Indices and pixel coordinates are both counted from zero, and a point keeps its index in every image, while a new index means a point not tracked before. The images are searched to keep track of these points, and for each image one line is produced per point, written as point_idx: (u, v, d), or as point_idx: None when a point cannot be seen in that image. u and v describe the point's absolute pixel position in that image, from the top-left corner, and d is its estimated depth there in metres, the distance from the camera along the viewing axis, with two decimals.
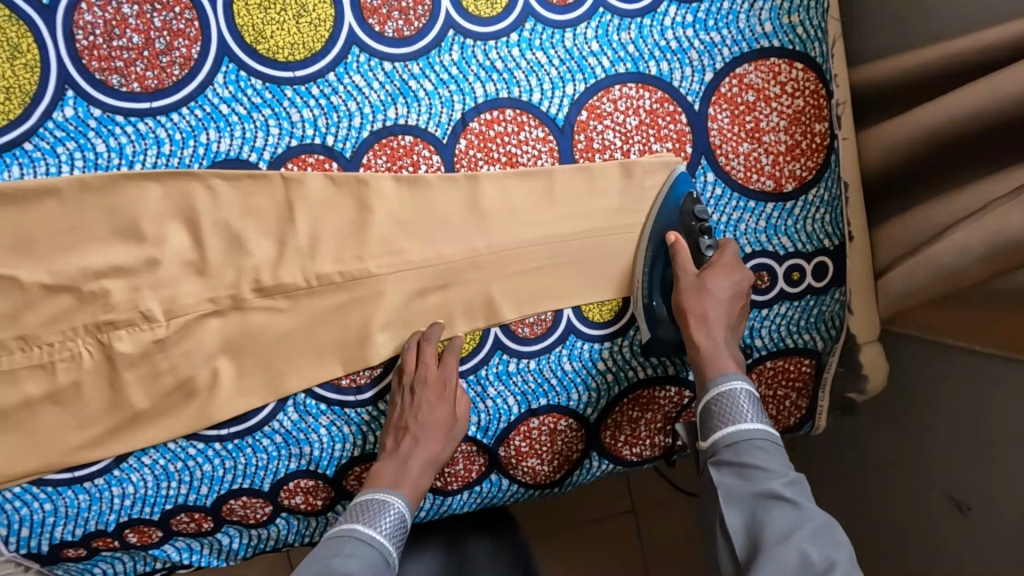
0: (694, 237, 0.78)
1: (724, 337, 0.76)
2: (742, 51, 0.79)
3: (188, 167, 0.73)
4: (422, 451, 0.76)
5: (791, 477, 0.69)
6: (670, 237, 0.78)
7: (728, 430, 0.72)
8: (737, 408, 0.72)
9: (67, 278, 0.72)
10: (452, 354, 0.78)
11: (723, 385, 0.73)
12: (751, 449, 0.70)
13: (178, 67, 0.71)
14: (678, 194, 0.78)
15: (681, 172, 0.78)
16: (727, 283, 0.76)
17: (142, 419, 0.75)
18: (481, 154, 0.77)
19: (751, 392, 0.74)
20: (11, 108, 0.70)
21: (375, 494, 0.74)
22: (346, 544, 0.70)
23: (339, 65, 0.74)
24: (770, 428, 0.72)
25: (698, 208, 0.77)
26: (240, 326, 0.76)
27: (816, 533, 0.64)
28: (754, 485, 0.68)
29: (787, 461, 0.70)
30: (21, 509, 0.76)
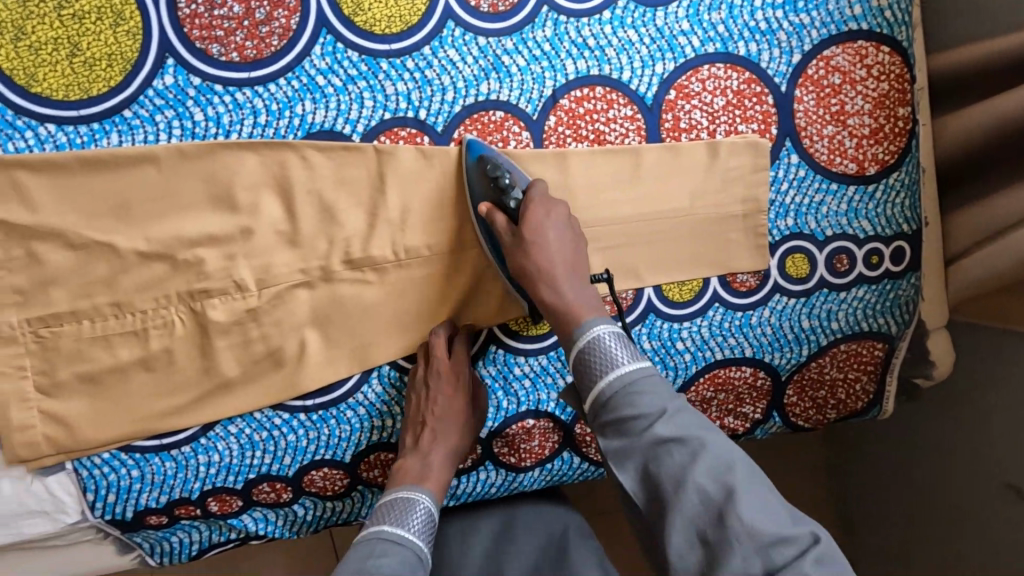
0: (499, 196, 0.74)
1: (568, 281, 0.72)
2: (831, 33, 0.79)
3: (284, 138, 0.73)
4: (442, 443, 0.77)
5: (670, 411, 0.63)
6: (483, 208, 0.74)
7: (600, 388, 0.65)
8: (607, 357, 0.66)
9: (163, 246, 0.73)
10: (460, 343, 0.79)
11: (583, 339, 0.67)
12: (630, 395, 0.64)
13: (276, 38, 0.72)
14: (474, 161, 0.75)
15: (472, 141, 0.75)
16: (541, 218, 0.72)
17: (231, 386, 0.77)
18: (569, 131, 0.78)
19: (613, 332, 0.68)
20: (111, 75, 0.70)
21: (398, 493, 0.74)
22: (376, 545, 0.69)
23: (434, 39, 0.74)
24: (640, 364, 0.65)
25: (492, 165, 0.73)
26: (328, 297, 0.77)
27: (713, 462, 0.60)
28: (636, 438, 0.62)
29: (666, 392, 0.64)
30: (108, 475, 0.77)
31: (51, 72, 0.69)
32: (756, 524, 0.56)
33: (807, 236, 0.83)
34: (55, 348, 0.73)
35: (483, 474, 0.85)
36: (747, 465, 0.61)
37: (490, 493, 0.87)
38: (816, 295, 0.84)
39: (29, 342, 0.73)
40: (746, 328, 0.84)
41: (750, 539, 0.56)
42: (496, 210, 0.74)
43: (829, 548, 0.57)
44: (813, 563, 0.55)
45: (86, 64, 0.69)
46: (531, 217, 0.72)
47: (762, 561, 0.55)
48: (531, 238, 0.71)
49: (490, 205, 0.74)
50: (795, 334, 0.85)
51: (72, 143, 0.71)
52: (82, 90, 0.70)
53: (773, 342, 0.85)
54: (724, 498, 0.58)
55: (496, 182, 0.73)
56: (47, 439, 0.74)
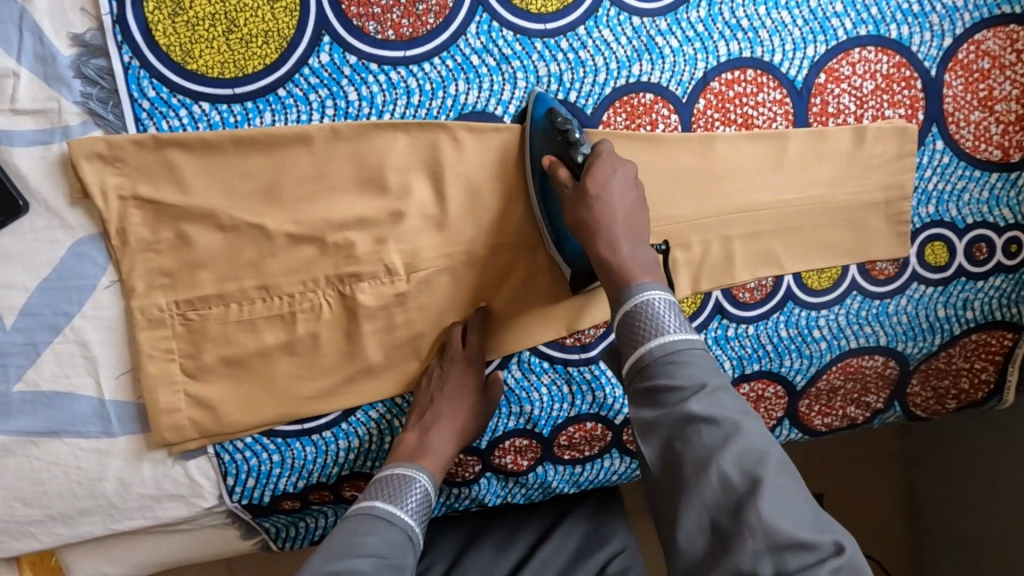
0: (565, 151, 0.69)
1: (628, 243, 0.66)
2: (983, 16, 0.78)
3: (436, 119, 0.72)
4: (444, 424, 0.73)
5: (710, 387, 0.58)
6: (545, 160, 0.70)
7: (637, 351, 0.61)
8: (653, 322, 0.61)
9: (313, 228, 0.71)
10: (473, 333, 0.76)
11: (630, 301, 0.62)
12: (670, 364, 0.59)
13: (433, 16, 0.70)
14: (541, 113, 0.71)
15: (541, 93, 0.72)
16: (606, 174, 0.67)
17: (375, 371, 0.76)
18: (718, 114, 0.76)
19: (665, 298, 0.62)
20: (268, 52, 0.69)
21: (395, 470, 0.70)
22: (365, 521, 0.66)
23: (589, 19, 0.73)
24: (686, 334, 0.60)
25: (561, 118, 0.69)
26: (472, 282, 0.76)
27: (742, 451, 0.55)
28: (666, 407, 0.58)
29: (709, 366, 0.59)
30: (249, 459, 0.76)
31: (207, 49, 0.68)
32: (775, 523, 0.52)
33: (947, 223, 0.82)
34: (202, 331, 0.72)
35: (608, 462, 0.84)
36: (781, 460, 0.56)
37: (611, 481, 0.86)
38: (954, 284, 0.83)
39: (176, 324, 0.71)
40: (883, 317, 0.83)
41: (765, 538, 0.52)
42: (559, 163, 0.69)
43: (856, 563, 0.52)
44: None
45: (242, 40, 0.68)
46: (596, 173, 0.66)
47: (774, 564, 0.51)
48: (590, 190, 0.66)
49: (554, 158, 0.69)
50: (930, 324, 0.84)
51: (225, 122, 0.69)
52: (238, 67, 0.68)
53: (907, 331, 0.84)
54: (748, 491, 0.54)
55: (564, 134, 0.69)
56: (193, 423, 0.73)
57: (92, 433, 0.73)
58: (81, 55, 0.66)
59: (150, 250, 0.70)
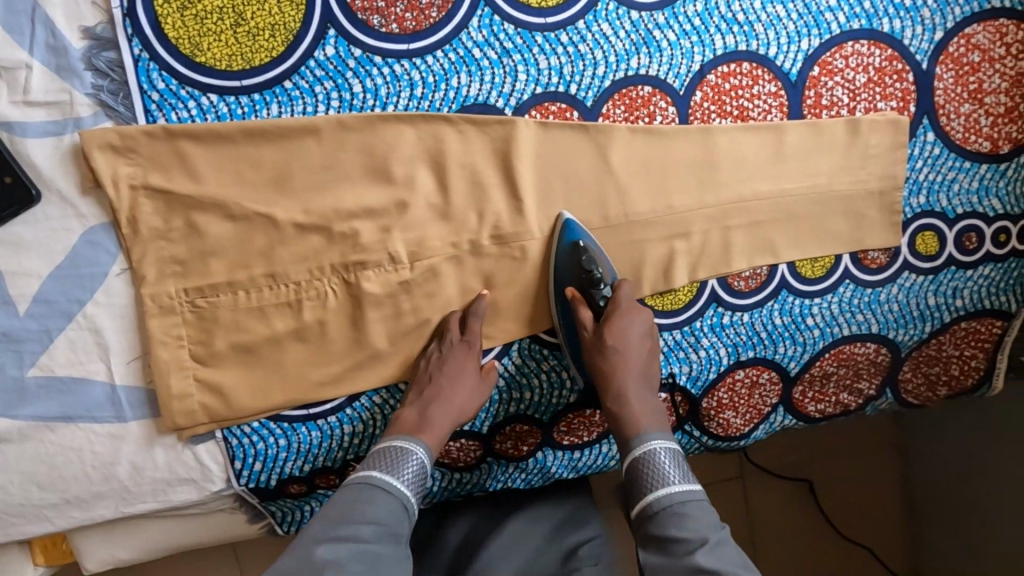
0: (588, 289, 0.77)
1: (634, 389, 0.76)
2: (973, 10, 0.79)
3: (438, 111, 0.74)
4: (444, 400, 0.74)
5: (713, 541, 0.65)
6: (568, 293, 0.78)
7: (646, 501, 0.69)
8: (659, 472, 0.69)
9: (320, 217, 0.73)
10: (475, 318, 0.77)
11: (638, 450, 0.71)
12: (675, 517, 0.67)
13: (435, 10, 0.72)
14: (567, 244, 0.77)
15: (568, 219, 0.77)
16: (621, 324, 0.76)
17: (380, 358, 0.78)
18: (714, 106, 0.78)
19: (670, 449, 0.71)
20: (274, 45, 0.70)
21: (393, 442, 0.71)
22: (364, 490, 0.67)
23: (589, 13, 0.74)
24: (689, 486, 0.69)
25: (585, 258, 0.76)
26: (476, 271, 0.78)
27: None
28: (674, 558, 0.65)
29: (712, 521, 0.67)
30: (257, 443, 0.78)
31: (215, 41, 0.69)
32: None
33: (938, 213, 0.84)
34: (211, 318, 0.74)
35: (606, 448, 0.87)
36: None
37: (608, 466, 0.89)
38: (944, 273, 0.85)
39: (186, 312, 0.73)
40: (875, 305, 0.85)
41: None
42: (581, 300, 0.78)
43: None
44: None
45: (249, 33, 0.70)
46: (615, 325, 0.76)
47: None
48: (609, 342, 0.75)
49: (576, 291, 0.78)
50: (920, 311, 0.86)
51: (233, 113, 0.71)
52: (245, 60, 0.70)
53: (898, 319, 0.86)
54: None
55: (588, 274, 0.76)
56: (203, 408, 0.75)
57: (105, 418, 0.74)
58: (92, 47, 0.68)
59: (162, 239, 0.72)
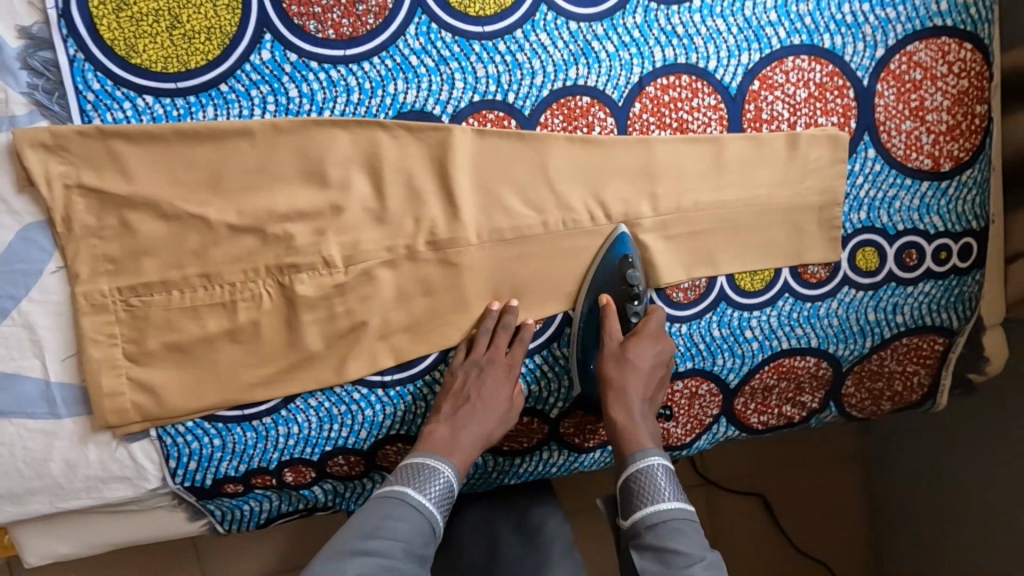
0: (624, 301, 0.80)
1: (639, 407, 0.78)
2: (915, 28, 0.80)
3: (375, 117, 0.74)
4: (477, 426, 0.76)
5: (705, 557, 0.68)
6: (603, 300, 0.80)
7: (646, 514, 0.71)
8: (655, 487, 0.72)
9: (254, 219, 0.74)
10: (519, 342, 0.80)
11: (639, 463, 0.74)
12: (670, 531, 0.70)
13: (372, 17, 0.72)
14: (615, 253, 0.79)
15: (623, 232, 0.79)
16: (645, 347, 0.78)
17: (315, 360, 0.78)
18: (653, 118, 0.78)
19: (666, 466, 0.74)
20: (210, 49, 0.71)
21: (426, 459, 0.73)
22: (395, 506, 0.70)
23: (527, 23, 0.75)
24: (684, 504, 0.72)
25: (631, 272, 0.79)
26: (412, 276, 0.78)
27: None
28: (668, 568, 0.67)
29: (703, 539, 0.70)
30: (191, 443, 0.78)
31: (151, 44, 0.70)
32: None
33: (879, 229, 0.84)
34: (144, 317, 0.74)
35: (547, 454, 0.86)
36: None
37: (551, 472, 0.88)
38: (884, 289, 0.85)
39: (119, 310, 0.73)
40: (814, 319, 0.85)
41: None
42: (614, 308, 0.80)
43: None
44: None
45: (185, 36, 0.70)
46: (640, 344, 0.78)
47: None
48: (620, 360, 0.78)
49: (610, 299, 0.80)
50: (860, 327, 0.86)
51: (168, 115, 0.72)
52: (181, 62, 0.70)
53: (838, 333, 0.86)
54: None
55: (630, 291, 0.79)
56: (136, 406, 0.75)
57: (39, 414, 0.75)
58: (27, 47, 0.68)
59: (96, 237, 0.72)
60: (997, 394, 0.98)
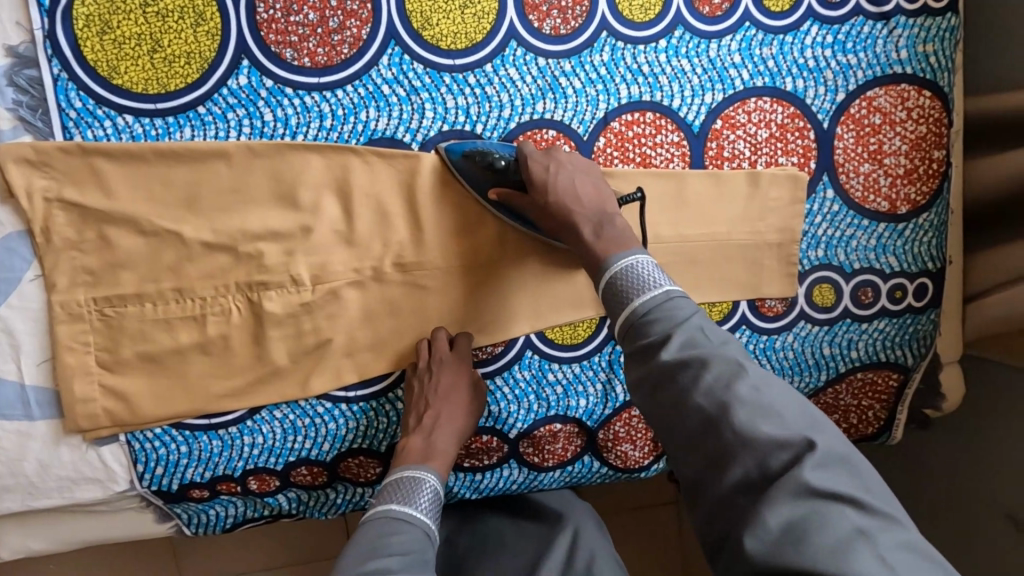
0: (501, 175, 0.77)
1: (592, 226, 0.73)
2: (876, 74, 0.82)
3: (347, 142, 0.77)
4: (444, 426, 0.78)
5: (677, 336, 0.62)
6: (495, 197, 0.77)
7: (620, 319, 0.66)
8: (623, 287, 0.67)
9: (227, 238, 0.76)
10: (461, 339, 0.81)
11: (604, 276, 0.69)
12: (642, 327, 0.64)
13: (347, 46, 0.75)
14: (457, 159, 0.77)
15: (445, 144, 0.78)
16: (544, 172, 0.74)
17: (280, 374, 0.80)
18: (617, 152, 0.81)
19: (633, 261, 0.68)
20: (189, 72, 0.74)
21: (403, 473, 0.75)
22: (384, 524, 0.71)
23: (497, 57, 0.77)
24: (656, 292, 0.65)
25: (477, 155, 0.76)
26: (378, 297, 0.81)
27: (713, 377, 0.59)
28: (645, 364, 0.63)
29: (680, 318, 0.63)
30: (158, 449, 0.81)
31: (133, 66, 0.73)
32: (751, 436, 0.56)
33: (836, 267, 0.86)
34: (117, 327, 0.77)
35: (507, 471, 0.88)
36: (755, 374, 0.60)
37: (510, 490, 0.89)
38: (839, 325, 0.88)
39: (94, 319, 0.76)
40: (770, 351, 0.87)
41: (745, 447, 0.56)
42: (503, 188, 0.77)
43: (832, 452, 0.55)
44: (811, 468, 0.53)
45: (166, 60, 0.73)
46: (534, 177, 0.74)
47: (761, 474, 0.55)
48: (543, 201, 0.74)
49: (496, 188, 0.77)
50: (816, 360, 0.88)
51: (147, 134, 0.75)
52: (160, 84, 0.73)
53: (794, 366, 0.88)
54: (719, 412, 0.58)
55: (492, 165, 0.76)
56: (106, 412, 0.78)
57: (12, 416, 0.77)
58: (14, 65, 0.71)
59: (74, 249, 0.75)
60: (958, 429, 1.00)
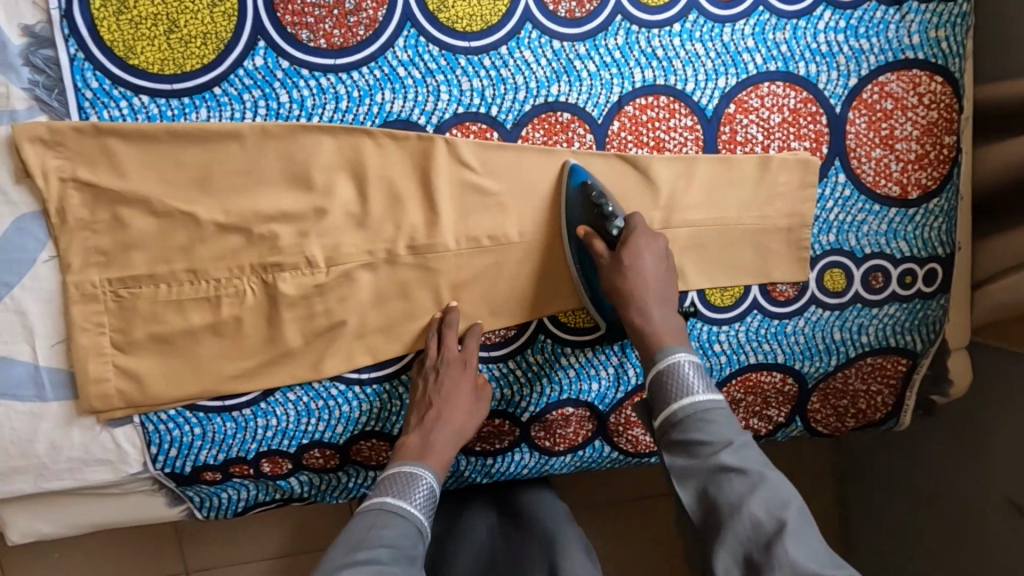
0: (601, 222, 0.80)
1: (658, 308, 0.76)
2: (888, 60, 0.83)
3: (362, 124, 0.77)
4: (444, 423, 0.77)
5: (736, 443, 0.66)
6: (580, 231, 0.81)
7: (671, 410, 0.69)
8: (683, 382, 0.70)
9: (241, 219, 0.76)
10: (470, 337, 0.82)
11: (661, 362, 0.71)
12: (699, 423, 0.67)
13: (363, 28, 0.75)
14: (575, 184, 0.80)
15: (574, 163, 0.80)
16: (639, 246, 0.77)
17: (294, 356, 0.81)
18: (631, 136, 0.81)
19: (692, 361, 0.71)
20: (205, 53, 0.74)
21: (402, 467, 0.75)
22: (378, 516, 0.71)
23: (512, 40, 0.78)
24: (714, 395, 0.69)
25: (595, 195, 0.79)
26: (390, 280, 0.81)
27: (768, 495, 0.64)
28: (700, 460, 0.66)
29: (735, 426, 0.68)
30: (172, 430, 0.81)
31: (149, 46, 0.73)
32: (800, 557, 0.59)
33: (846, 252, 0.87)
34: (131, 308, 0.77)
35: (518, 456, 0.88)
36: (798, 504, 0.65)
37: (521, 474, 0.90)
38: (850, 310, 0.88)
39: (108, 300, 0.76)
40: (781, 335, 0.87)
41: (792, 566, 0.59)
42: (593, 234, 0.80)
43: None
44: None
45: (183, 40, 0.73)
46: (633, 243, 0.76)
47: None
48: (626, 261, 0.76)
49: (588, 229, 0.80)
50: (826, 345, 0.88)
51: (162, 115, 0.75)
52: (177, 65, 0.74)
53: (804, 351, 0.88)
54: (773, 529, 0.61)
55: (599, 209, 0.79)
56: (119, 393, 0.78)
57: (26, 397, 0.77)
58: (30, 45, 0.71)
59: (88, 230, 0.75)
60: (965, 416, 1.00)
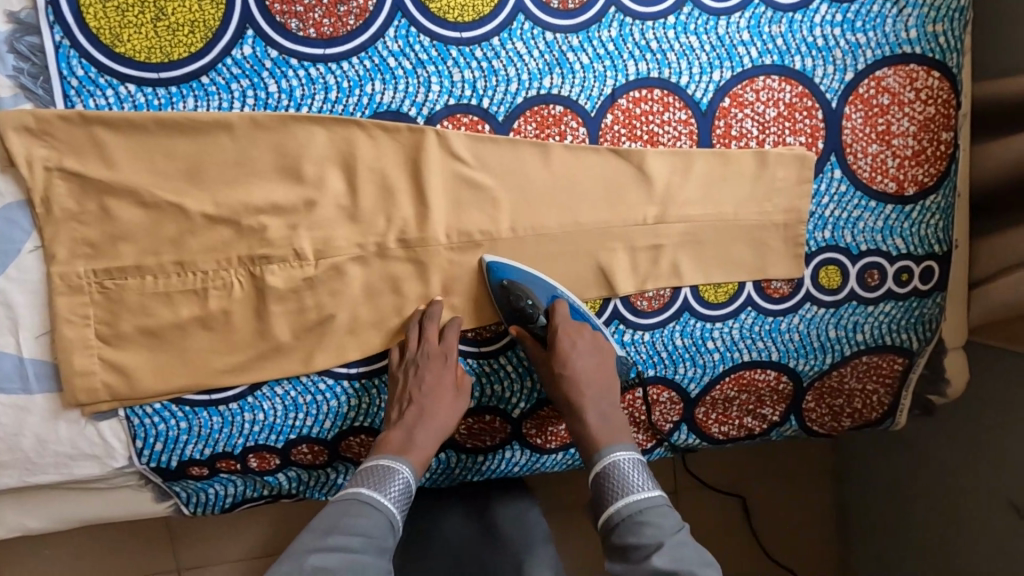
0: (526, 324, 0.80)
1: (595, 406, 0.79)
2: (885, 54, 0.82)
3: (352, 115, 0.76)
4: (425, 420, 0.77)
5: (669, 544, 0.68)
6: (512, 331, 0.81)
7: (609, 513, 0.72)
8: (622, 480, 0.73)
9: (230, 211, 0.75)
10: (451, 328, 0.80)
11: (600, 463, 0.75)
12: (634, 525, 0.70)
13: (353, 18, 0.74)
14: (497, 284, 0.80)
15: (491, 261, 0.80)
16: (567, 346, 0.78)
17: (282, 350, 0.79)
18: (624, 130, 0.80)
19: (631, 458, 0.75)
20: (193, 41, 0.73)
21: (380, 461, 0.74)
22: (352, 505, 0.70)
23: (504, 31, 0.77)
24: (651, 494, 0.72)
25: (512, 294, 0.79)
26: (380, 273, 0.80)
27: None
28: (635, 564, 0.68)
29: (671, 525, 0.70)
30: (157, 424, 0.79)
31: (136, 34, 0.72)
32: None
33: (842, 249, 0.86)
34: (118, 300, 0.76)
35: (509, 454, 0.87)
36: None
37: (512, 472, 0.88)
38: (845, 307, 0.87)
39: (94, 293, 0.75)
40: (775, 333, 0.86)
41: None
42: (524, 334, 0.81)
43: None
44: None
45: (170, 28, 0.72)
46: (559, 345, 0.78)
47: None
48: (560, 369, 0.78)
49: (518, 328, 0.81)
50: (821, 343, 0.87)
51: (150, 104, 0.74)
52: (164, 53, 0.73)
53: (799, 348, 0.87)
54: None
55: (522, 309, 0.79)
56: (105, 386, 0.77)
57: (9, 389, 0.76)
58: (15, 32, 0.70)
59: (75, 221, 0.74)
60: (962, 416, 0.99)
